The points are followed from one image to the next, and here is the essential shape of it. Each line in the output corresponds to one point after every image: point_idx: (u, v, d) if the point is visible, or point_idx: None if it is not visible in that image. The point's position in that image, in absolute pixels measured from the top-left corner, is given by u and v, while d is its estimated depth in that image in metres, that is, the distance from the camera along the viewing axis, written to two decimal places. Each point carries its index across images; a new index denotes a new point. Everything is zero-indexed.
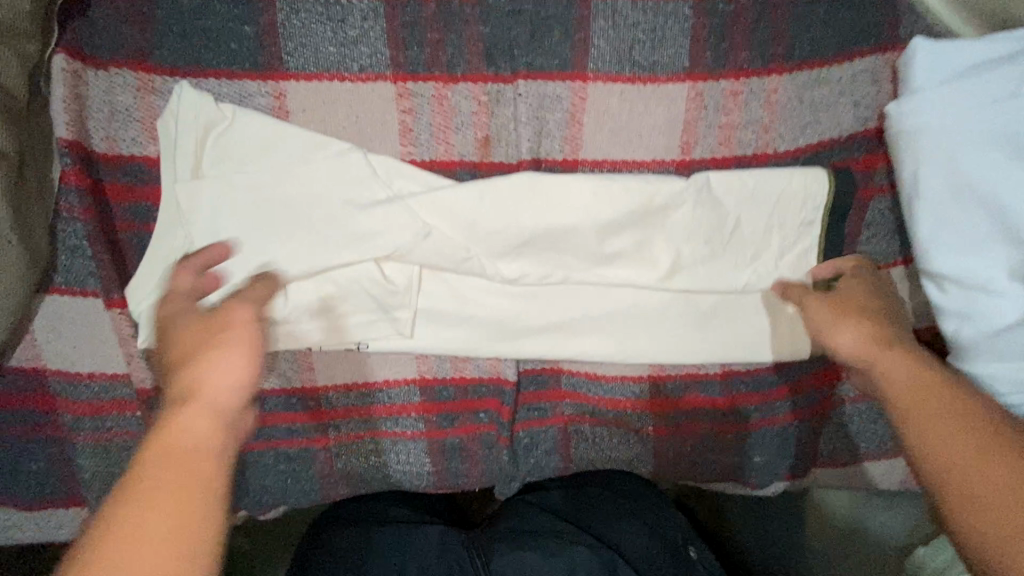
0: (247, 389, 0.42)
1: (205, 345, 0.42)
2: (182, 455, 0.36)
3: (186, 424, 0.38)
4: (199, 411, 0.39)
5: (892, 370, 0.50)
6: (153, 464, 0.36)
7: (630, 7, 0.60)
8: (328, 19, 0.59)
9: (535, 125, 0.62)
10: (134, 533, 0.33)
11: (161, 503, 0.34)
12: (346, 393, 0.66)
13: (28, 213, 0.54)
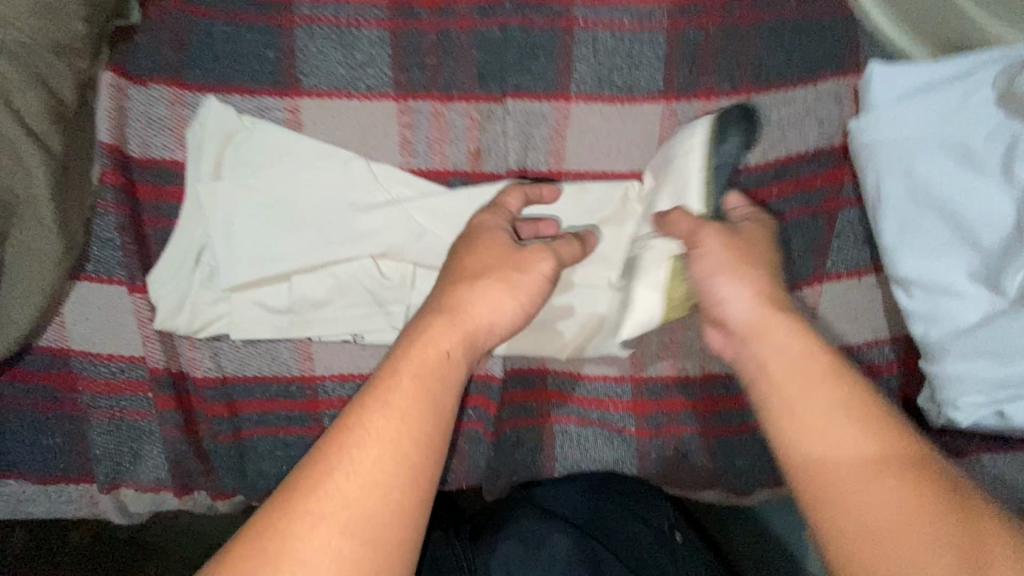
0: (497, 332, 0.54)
1: (488, 278, 0.54)
2: (427, 371, 0.46)
3: (439, 343, 0.48)
4: (455, 331, 0.50)
5: (791, 360, 0.47)
6: (410, 376, 0.46)
7: (608, 37, 0.68)
8: (341, 45, 0.67)
9: (522, 137, 0.68)
10: (373, 441, 0.42)
11: (417, 406, 0.44)
12: (340, 383, 0.69)
13: (69, 205, 0.61)
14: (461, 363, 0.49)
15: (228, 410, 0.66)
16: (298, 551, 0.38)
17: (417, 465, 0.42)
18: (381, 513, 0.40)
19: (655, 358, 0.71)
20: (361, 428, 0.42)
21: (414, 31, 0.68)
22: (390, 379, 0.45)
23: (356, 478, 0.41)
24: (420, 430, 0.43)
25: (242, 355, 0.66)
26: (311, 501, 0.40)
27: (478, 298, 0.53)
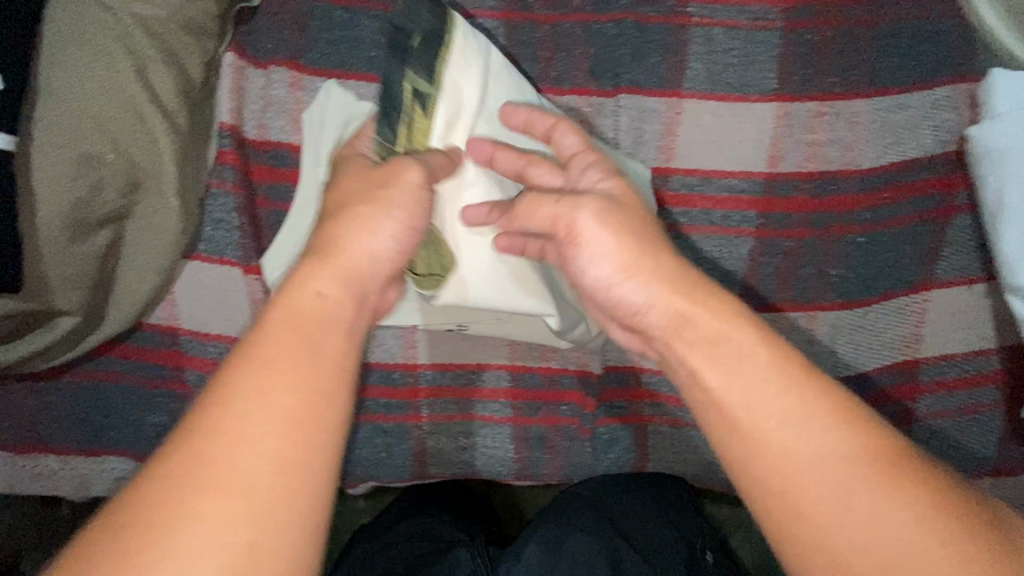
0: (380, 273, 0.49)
1: (359, 207, 0.50)
2: (301, 313, 0.43)
3: (306, 283, 0.44)
4: (330, 267, 0.46)
5: (744, 359, 0.44)
6: (280, 326, 0.42)
7: (723, 36, 0.68)
8: None
9: (633, 133, 0.68)
10: (266, 403, 0.38)
11: (283, 354, 0.40)
12: (441, 373, 0.69)
13: (188, 184, 0.62)
14: (343, 301, 0.45)
15: None
16: (187, 524, 0.35)
17: (289, 422, 0.38)
18: (250, 480, 0.36)
19: None
20: (240, 385, 0.39)
21: (528, 23, 0.68)
22: (259, 330, 0.42)
23: (246, 448, 0.37)
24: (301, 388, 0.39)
25: None
26: (169, 480, 0.36)
27: (369, 230, 0.49)
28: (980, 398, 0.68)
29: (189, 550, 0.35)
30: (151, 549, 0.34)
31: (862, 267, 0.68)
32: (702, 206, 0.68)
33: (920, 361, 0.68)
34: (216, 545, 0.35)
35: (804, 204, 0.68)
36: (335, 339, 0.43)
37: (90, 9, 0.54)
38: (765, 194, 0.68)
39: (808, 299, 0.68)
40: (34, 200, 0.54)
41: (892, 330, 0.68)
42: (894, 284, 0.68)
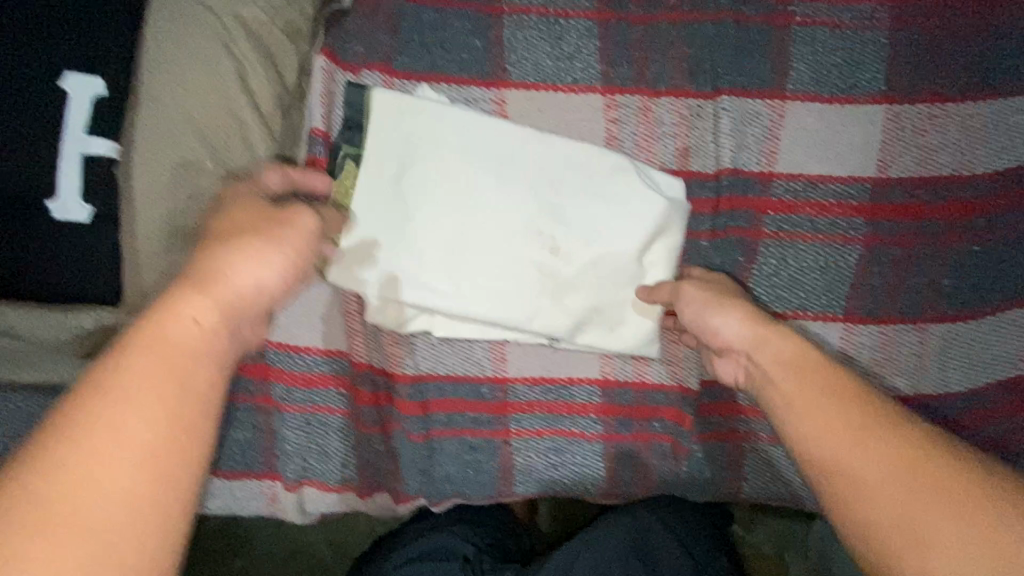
0: (263, 307, 0.45)
1: (249, 237, 0.45)
2: (168, 347, 0.36)
3: (186, 311, 0.38)
4: (206, 294, 0.40)
5: (796, 368, 0.49)
6: (143, 356, 0.35)
7: (828, 35, 0.65)
8: (550, 37, 0.65)
9: (735, 137, 0.65)
10: (112, 436, 0.32)
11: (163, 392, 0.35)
12: (531, 387, 0.67)
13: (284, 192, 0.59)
14: (220, 331, 0.39)
15: (420, 408, 0.65)
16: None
17: (164, 456, 0.34)
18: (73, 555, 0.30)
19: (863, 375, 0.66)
20: (76, 425, 0.32)
21: (622, 24, 0.65)
22: (119, 354, 0.35)
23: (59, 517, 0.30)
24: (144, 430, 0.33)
25: (435, 353, 0.65)
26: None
27: (245, 258, 0.43)
28: None
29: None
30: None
31: (975, 277, 0.64)
32: (806, 213, 0.65)
33: None
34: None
35: (915, 211, 0.65)
36: (209, 372, 0.37)
37: (193, 7, 0.52)
38: (872, 201, 0.65)
39: (916, 311, 0.65)
40: (132, 205, 0.51)
41: (1003, 344, 0.65)
42: (1010, 295, 0.64)
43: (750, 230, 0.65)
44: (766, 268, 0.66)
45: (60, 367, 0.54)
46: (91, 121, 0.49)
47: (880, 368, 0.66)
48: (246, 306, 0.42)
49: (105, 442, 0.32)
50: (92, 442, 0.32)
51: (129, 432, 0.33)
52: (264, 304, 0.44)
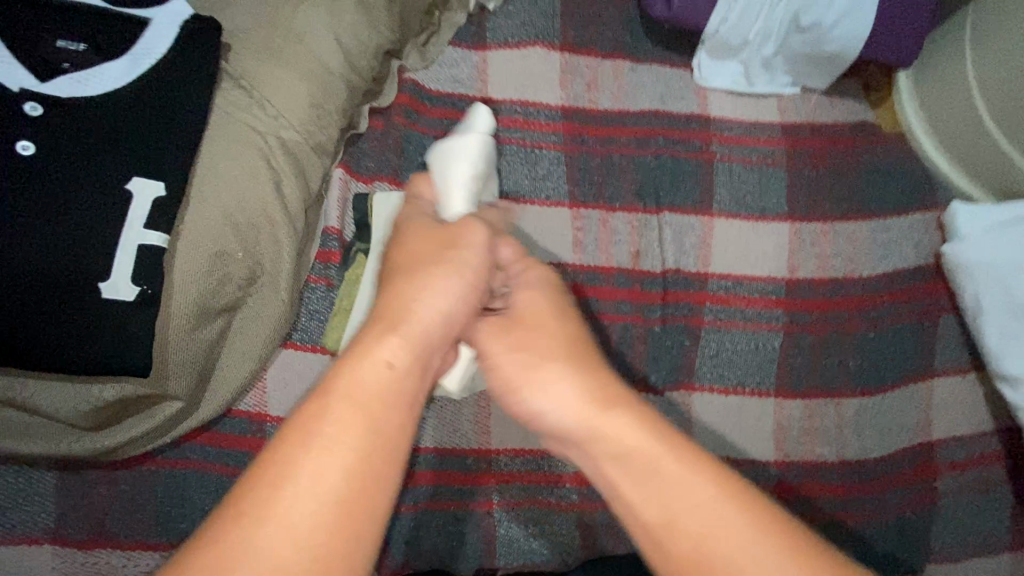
0: (440, 338, 0.45)
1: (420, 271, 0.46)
2: (366, 405, 0.39)
3: (376, 349, 0.41)
4: (398, 334, 0.42)
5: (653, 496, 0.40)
6: (342, 405, 0.38)
7: (741, 169, 0.84)
8: (525, 162, 0.81)
9: (677, 243, 0.81)
10: (302, 484, 0.35)
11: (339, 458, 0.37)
12: (513, 458, 0.73)
13: (297, 277, 0.68)
14: (415, 372, 0.42)
15: (409, 478, 0.70)
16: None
17: (350, 509, 0.36)
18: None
19: (797, 442, 0.76)
20: (280, 466, 0.36)
21: (584, 154, 0.83)
22: (313, 401, 0.38)
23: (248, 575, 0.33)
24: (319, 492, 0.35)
25: (425, 426, 0.72)
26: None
27: (422, 296, 0.45)
28: (990, 476, 0.77)
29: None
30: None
31: (874, 359, 0.79)
32: (737, 304, 0.79)
33: (934, 443, 0.77)
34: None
35: (821, 304, 0.80)
36: (400, 423, 0.39)
37: (243, 130, 0.63)
38: (788, 295, 0.80)
39: (833, 387, 0.78)
40: (174, 289, 0.59)
41: (904, 415, 0.78)
42: (902, 373, 0.79)
43: (693, 317, 0.78)
44: (709, 350, 0.78)
45: (82, 438, 0.60)
46: (147, 218, 0.57)
47: (811, 436, 0.77)
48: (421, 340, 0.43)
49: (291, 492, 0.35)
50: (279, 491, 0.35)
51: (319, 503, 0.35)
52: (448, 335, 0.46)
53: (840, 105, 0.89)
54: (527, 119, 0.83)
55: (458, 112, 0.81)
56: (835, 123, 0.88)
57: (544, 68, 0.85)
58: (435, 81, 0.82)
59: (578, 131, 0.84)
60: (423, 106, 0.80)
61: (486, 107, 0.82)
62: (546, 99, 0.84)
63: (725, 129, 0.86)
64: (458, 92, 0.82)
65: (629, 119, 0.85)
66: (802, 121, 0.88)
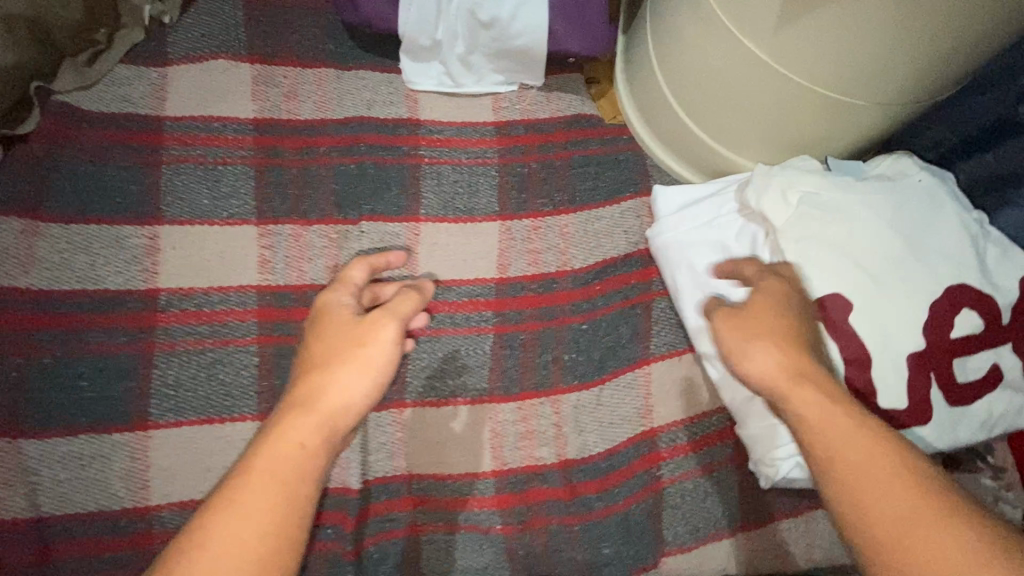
0: (332, 419, 0.54)
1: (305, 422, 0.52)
2: (238, 538, 0.45)
3: (296, 442, 0.51)
4: (304, 461, 0.50)
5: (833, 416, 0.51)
6: (217, 536, 0.45)
7: (449, 171, 0.81)
8: (205, 181, 0.74)
9: (377, 253, 0.76)
10: (230, 529, 0.46)
11: (349, 379, 0.56)
12: (180, 511, 0.64)
13: None
14: (322, 446, 0.52)
15: (41, 556, 0.60)
16: (222, 523, 0.46)
17: (286, 507, 0.48)
18: (302, 467, 0.50)
19: (515, 449, 0.74)
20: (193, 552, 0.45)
21: (278, 167, 0.77)
22: (232, 505, 0.47)
23: (275, 444, 0.50)
24: (359, 397, 0.55)
25: (63, 491, 0.62)
26: (234, 498, 0.47)
27: (343, 384, 0.55)
28: (711, 456, 0.76)
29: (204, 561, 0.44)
30: (186, 553, 0.44)
31: (589, 351, 0.77)
32: (444, 311, 0.77)
33: (655, 430, 0.76)
34: (237, 551, 0.45)
35: (532, 300, 0.78)
36: (307, 492, 0.49)
37: None
38: (498, 296, 0.78)
39: (548, 386, 0.76)
40: None
41: (623, 406, 0.76)
42: (620, 361, 0.77)
43: None
44: (419, 362, 0.75)
45: None
46: None
47: (527, 440, 0.75)
48: (322, 407, 0.53)
49: (227, 524, 0.46)
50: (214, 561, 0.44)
51: (348, 409, 0.55)
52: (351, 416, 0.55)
53: (558, 99, 0.89)
54: (210, 136, 0.76)
55: (126, 131, 0.74)
56: (550, 117, 0.87)
57: (231, 80, 0.79)
58: (97, 102, 0.74)
59: (271, 144, 0.78)
60: (79, 128, 0.72)
61: (160, 125, 0.75)
62: (236, 112, 0.78)
63: (433, 131, 0.83)
64: (124, 110, 0.75)
65: (331, 127, 0.80)
66: (516, 118, 0.87)
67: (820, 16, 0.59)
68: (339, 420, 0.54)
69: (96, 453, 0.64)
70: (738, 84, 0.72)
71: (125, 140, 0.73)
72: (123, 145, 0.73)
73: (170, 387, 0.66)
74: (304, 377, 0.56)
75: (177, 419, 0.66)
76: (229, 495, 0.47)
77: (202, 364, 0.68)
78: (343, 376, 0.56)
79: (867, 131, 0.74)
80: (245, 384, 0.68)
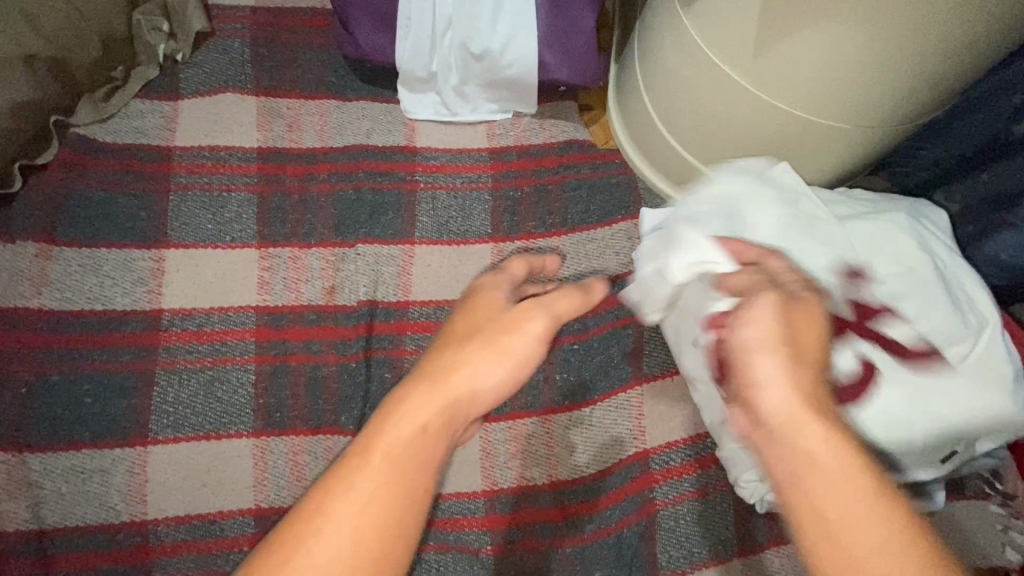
0: (480, 403, 0.51)
1: (420, 394, 0.48)
2: (340, 511, 0.42)
3: (410, 416, 0.46)
4: (423, 415, 0.47)
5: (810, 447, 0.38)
6: (340, 505, 0.43)
7: (443, 196, 0.84)
8: (210, 206, 0.78)
9: (372, 275, 0.78)
10: (340, 499, 0.43)
11: (492, 361, 0.52)
12: (176, 526, 0.66)
13: None
14: (442, 434, 0.48)
15: (41, 567, 0.62)
16: (343, 493, 0.43)
17: (410, 483, 0.45)
18: (418, 457, 0.45)
19: (505, 468, 0.74)
20: (309, 518, 0.42)
21: (279, 193, 0.80)
22: (347, 471, 0.44)
23: (401, 426, 0.46)
24: (494, 382, 0.52)
25: (66, 504, 0.64)
26: (360, 474, 0.44)
27: (478, 372, 0.51)
28: (705, 479, 0.75)
29: (328, 535, 0.41)
30: (314, 515, 0.42)
31: (580, 371, 0.78)
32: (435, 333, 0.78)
33: (648, 451, 0.75)
34: (353, 536, 0.42)
35: None
36: (428, 475, 0.46)
37: None
38: None
39: (539, 406, 0.76)
40: None
41: (614, 427, 0.76)
42: (612, 381, 0.77)
43: (394, 348, 0.75)
44: None
45: None
46: None
47: (518, 460, 0.75)
48: (440, 387, 0.49)
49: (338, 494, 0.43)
50: (317, 528, 0.42)
51: (483, 392, 0.51)
52: (478, 405, 0.51)
53: (551, 126, 0.91)
54: (217, 164, 0.80)
55: (139, 161, 0.78)
56: (543, 143, 0.90)
57: (238, 113, 0.83)
58: (112, 134, 0.79)
59: (274, 171, 0.82)
60: (95, 158, 0.77)
61: (170, 154, 0.79)
62: (241, 141, 0.82)
63: (429, 158, 0.87)
64: (137, 141, 0.79)
65: (331, 155, 0.84)
66: (510, 144, 0.90)
67: (789, 45, 0.62)
68: (462, 406, 0.50)
69: (96, 467, 0.65)
70: (725, 109, 0.74)
71: (137, 169, 0.78)
72: (135, 173, 0.78)
73: (169, 404, 0.69)
74: (433, 356, 0.52)
75: (175, 434, 0.68)
76: (347, 454, 0.45)
77: (201, 382, 0.70)
78: (484, 361, 0.52)
79: (850, 155, 0.76)
80: (242, 402, 0.70)
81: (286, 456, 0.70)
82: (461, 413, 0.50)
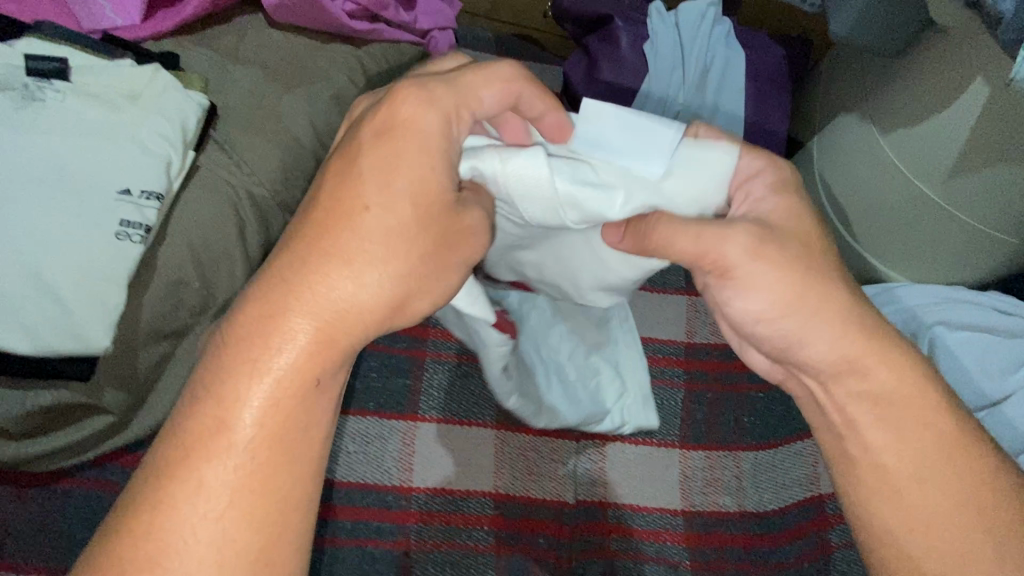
0: (365, 321, 0.46)
1: (290, 317, 0.45)
2: (215, 480, 0.43)
3: (287, 363, 0.44)
4: (313, 346, 0.45)
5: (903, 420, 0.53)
6: (227, 458, 0.44)
7: None
8: None
9: None
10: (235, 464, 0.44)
11: (405, 246, 0.46)
12: (432, 496, 0.76)
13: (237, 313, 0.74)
14: (312, 383, 0.45)
15: (328, 513, 0.73)
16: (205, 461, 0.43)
17: (287, 449, 0.45)
18: (303, 426, 0.45)
19: (701, 493, 0.84)
20: (189, 474, 0.44)
21: None
22: (216, 411, 0.44)
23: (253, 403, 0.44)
24: (373, 295, 0.46)
25: (349, 462, 0.75)
26: (211, 450, 0.44)
27: (337, 274, 0.45)
28: None
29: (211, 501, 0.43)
30: (187, 459, 0.44)
31: (763, 415, 0.88)
32: None
33: (822, 495, 0.82)
34: (231, 502, 0.44)
35: (715, 365, 0.91)
36: (315, 433, 0.46)
37: (228, 185, 0.74)
38: (686, 356, 0.91)
39: (729, 441, 0.87)
40: (135, 312, 0.66)
41: (793, 471, 0.85)
42: (791, 429, 0.87)
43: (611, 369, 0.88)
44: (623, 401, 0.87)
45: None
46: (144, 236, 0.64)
47: (712, 486, 0.85)
48: (318, 308, 0.45)
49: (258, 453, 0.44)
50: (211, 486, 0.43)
51: (351, 312, 0.45)
52: (361, 326, 0.46)
53: None
54: None
55: None
56: None
57: None
58: None
59: None
60: None
61: None
62: None
63: None
64: None
65: None
66: None
67: (983, 172, 0.80)
68: (342, 328, 0.45)
69: (377, 433, 0.77)
70: (902, 214, 0.91)
71: None
72: None
73: (434, 389, 0.81)
74: (310, 256, 0.46)
75: (438, 415, 0.80)
76: (202, 393, 0.45)
77: (459, 373, 0.82)
78: (339, 272, 0.45)
79: (1007, 262, 0.91)
80: (488, 396, 0.82)
81: (519, 451, 0.81)
82: (328, 359, 0.46)
